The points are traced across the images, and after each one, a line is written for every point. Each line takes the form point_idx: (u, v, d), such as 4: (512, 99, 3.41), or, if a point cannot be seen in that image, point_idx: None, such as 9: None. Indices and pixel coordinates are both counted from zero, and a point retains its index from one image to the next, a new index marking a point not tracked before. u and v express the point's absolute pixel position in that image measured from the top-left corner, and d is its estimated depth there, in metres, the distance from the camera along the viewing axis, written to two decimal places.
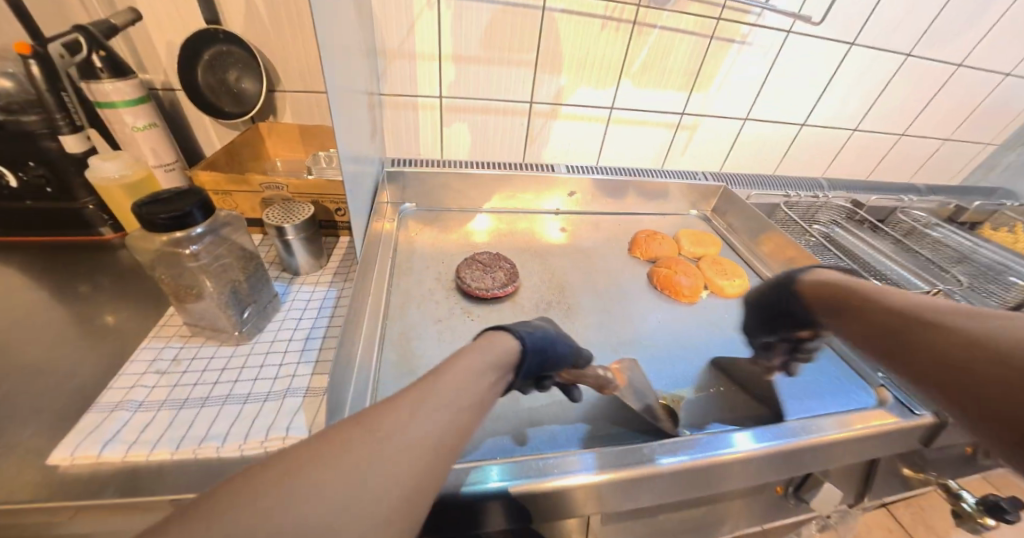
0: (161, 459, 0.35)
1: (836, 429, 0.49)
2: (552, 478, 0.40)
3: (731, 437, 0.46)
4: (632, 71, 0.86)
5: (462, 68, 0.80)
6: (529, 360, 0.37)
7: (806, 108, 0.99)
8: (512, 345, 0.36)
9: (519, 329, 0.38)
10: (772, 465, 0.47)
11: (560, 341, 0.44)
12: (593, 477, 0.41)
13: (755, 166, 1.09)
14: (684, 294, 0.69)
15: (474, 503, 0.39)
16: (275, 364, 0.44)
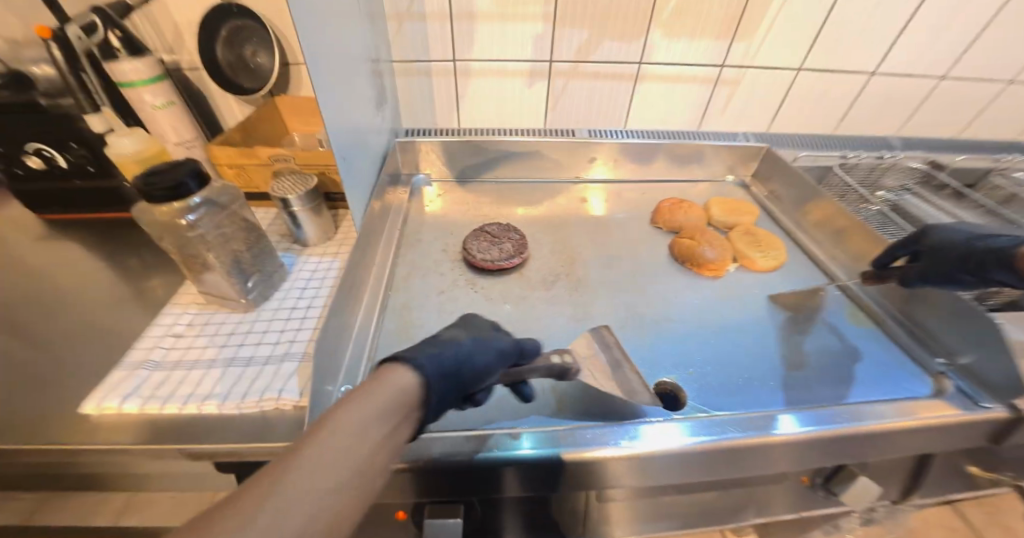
0: (170, 414, 0.38)
1: (881, 420, 0.43)
2: (581, 448, 0.39)
3: (776, 420, 0.43)
4: (664, 18, 0.77)
5: (474, 29, 0.75)
6: (434, 390, 0.30)
7: (880, 51, 0.84)
8: (404, 383, 0.28)
9: (416, 356, 0.31)
10: (805, 454, 0.43)
11: (478, 352, 0.37)
12: (625, 450, 0.40)
13: (812, 125, 0.96)
14: (709, 267, 0.64)
15: (496, 468, 0.39)
16: (277, 331, 0.46)
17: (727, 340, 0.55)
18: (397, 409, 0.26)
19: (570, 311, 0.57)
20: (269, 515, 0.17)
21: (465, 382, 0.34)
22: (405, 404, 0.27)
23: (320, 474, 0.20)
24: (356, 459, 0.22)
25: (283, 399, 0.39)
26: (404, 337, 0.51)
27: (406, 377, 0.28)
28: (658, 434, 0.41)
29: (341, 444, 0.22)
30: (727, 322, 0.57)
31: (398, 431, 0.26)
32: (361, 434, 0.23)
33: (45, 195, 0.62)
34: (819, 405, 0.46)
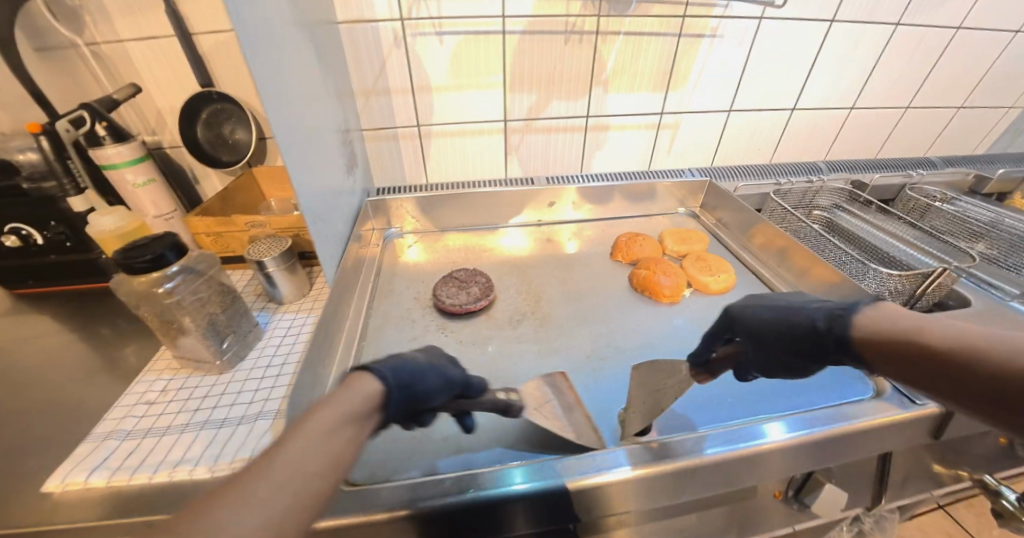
0: (139, 483, 0.38)
1: (850, 422, 0.46)
2: (586, 477, 0.41)
3: (764, 429, 0.46)
4: (603, 78, 0.87)
5: (434, 97, 0.84)
6: (396, 397, 0.31)
7: (794, 93, 0.96)
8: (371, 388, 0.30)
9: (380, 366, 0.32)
10: (798, 460, 0.46)
11: (433, 372, 0.38)
12: (627, 473, 0.41)
13: (749, 158, 1.06)
14: (664, 294, 0.68)
15: (502, 505, 0.40)
16: (253, 390, 0.47)
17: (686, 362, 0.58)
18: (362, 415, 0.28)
19: (537, 347, 0.59)
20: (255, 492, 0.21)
21: (409, 401, 0.33)
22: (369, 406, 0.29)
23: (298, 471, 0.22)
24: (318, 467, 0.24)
25: None
26: None
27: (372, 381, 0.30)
28: (654, 452, 0.43)
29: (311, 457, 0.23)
30: (686, 345, 0.61)
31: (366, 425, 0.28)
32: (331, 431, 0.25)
33: (20, 270, 0.64)
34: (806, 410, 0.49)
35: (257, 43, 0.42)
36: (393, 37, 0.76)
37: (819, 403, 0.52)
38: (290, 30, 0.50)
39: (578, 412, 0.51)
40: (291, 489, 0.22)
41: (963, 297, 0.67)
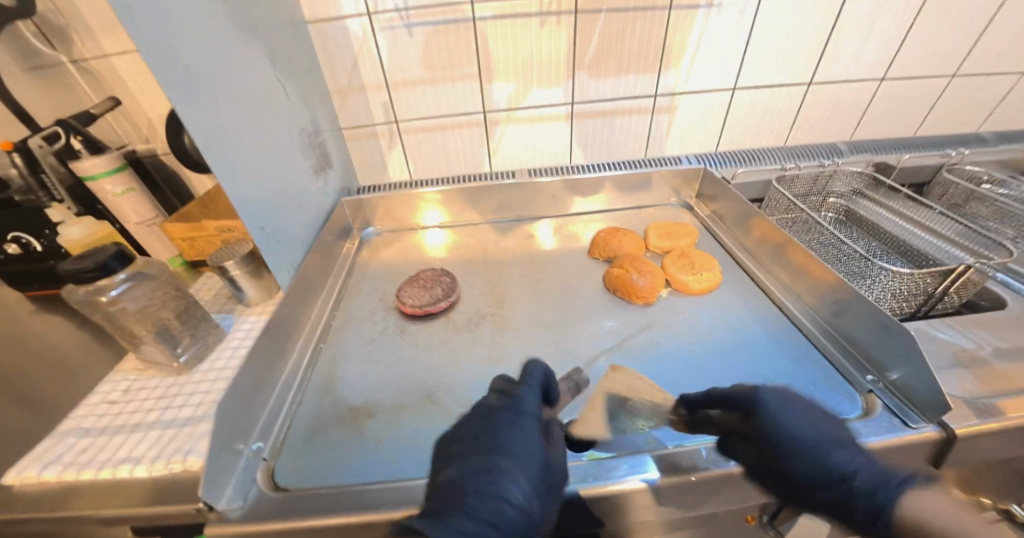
0: (86, 480, 0.41)
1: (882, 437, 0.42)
2: (608, 482, 0.40)
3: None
4: (586, 62, 0.82)
5: (409, 92, 0.82)
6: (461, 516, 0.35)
7: (810, 65, 0.85)
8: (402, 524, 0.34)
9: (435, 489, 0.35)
10: (827, 476, 0.42)
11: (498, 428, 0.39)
12: (650, 480, 0.40)
13: (759, 141, 0.96)
14: (638, 296, 0.64)
15: None
16: (202, 392, 0.49)
17: (649, 370, 0.54)
18: None
19: (492, 352, 0.57)
20: None
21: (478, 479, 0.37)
22: None
23: None
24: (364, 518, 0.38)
25: (188, 460, 0.41)
26: (326, 390, 0.53)
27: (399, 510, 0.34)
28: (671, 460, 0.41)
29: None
30: (654, 353, 0.56)
31: None
32: None
33: (25, 277, 0.67)
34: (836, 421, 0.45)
35: (188, 55, 0.42)
36: (361, 33, 0.74)
37: None
38: (232, 38, 0.51)
39: None
40: None
41: (998, 298, 0.58)
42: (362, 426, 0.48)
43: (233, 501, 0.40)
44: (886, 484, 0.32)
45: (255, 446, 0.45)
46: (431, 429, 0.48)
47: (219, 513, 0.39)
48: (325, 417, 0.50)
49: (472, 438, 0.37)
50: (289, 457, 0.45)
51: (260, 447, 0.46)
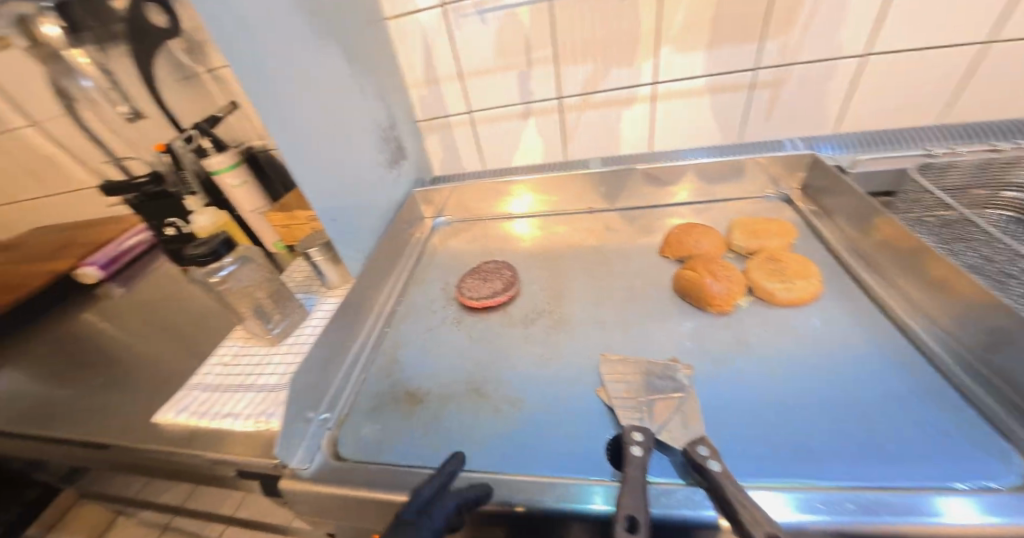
0: (202, 427, 0.50)
1: None
2: (678, 512, 0.36)
3: (939, 503, 0.34)
4: (672, 35, 0.73)
5: (482, 81, 0.81)
6: None
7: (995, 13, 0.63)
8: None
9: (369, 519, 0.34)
10: None
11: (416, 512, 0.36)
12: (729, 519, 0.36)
13: (903, 117, 0.76)
14: (714, 304, 0.56)
15: (562, 521, 0.38)
16: (287, 362, 0.56)
17: (718, 390, 0.48)
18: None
19: (543, 352, 0.55)
20: None
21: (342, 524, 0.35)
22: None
23: None
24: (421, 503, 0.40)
25: (270, 421, 0.48)
26: (385, 372, 0.57)
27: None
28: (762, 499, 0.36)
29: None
30: (728, 372, 0.49)
31: None
32: None
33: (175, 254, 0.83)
34: (983, 488, 0.35)
35: (265, 61, 0.47)
36: (437, 25, 0.75)
37: (920, 476, 0.37)
38: (310, 41, 0.55)
39: (565, 426, 0.46)
40: None
41: None
42: (412, 410, 0.51)
43: (302, 462, 0.46)
44: None
45: (322, 417, 0.51)
46: (474, 423, 0.48)
47: (291, 471, 0.45)
48: (382, 397, 0.53)
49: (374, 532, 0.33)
50: (349, 430, 0.50)
51: (326, 418, 0.51)
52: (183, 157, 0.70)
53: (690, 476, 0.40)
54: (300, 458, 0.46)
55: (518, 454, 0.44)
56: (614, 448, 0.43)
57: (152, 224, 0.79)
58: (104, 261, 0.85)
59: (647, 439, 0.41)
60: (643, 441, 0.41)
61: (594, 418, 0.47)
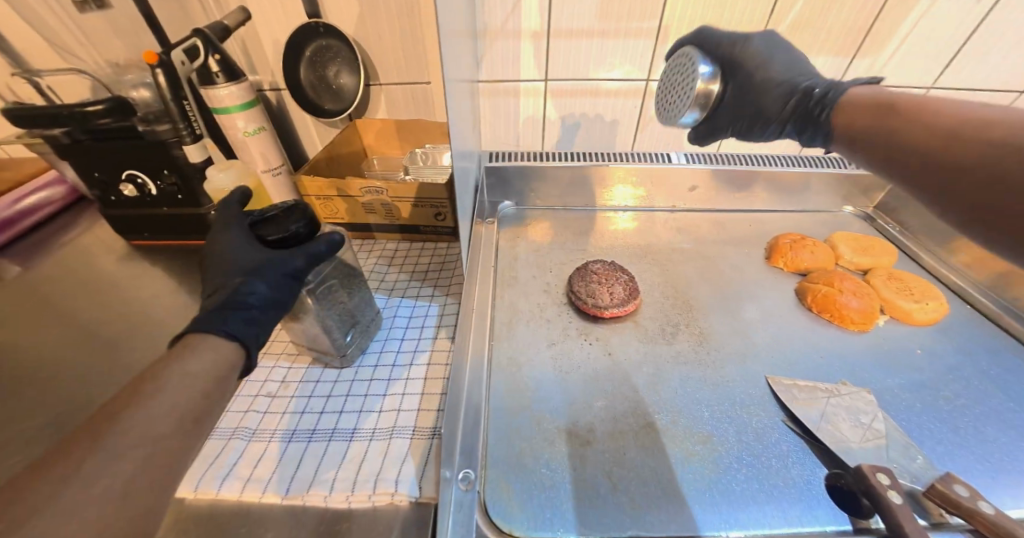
0: (270, 503, 0.35)
1: None
2: None
3: None
4: (779, 32, 0.68)
5: (570, 44, 0.69)
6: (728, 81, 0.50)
7: None
8: (218, 346, 0.31)
9: (726, 88, 0.50)
10: None
11: (751, 89, 0.48)
12: None
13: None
14: (852, 321, 0.53)
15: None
16: (378, 396, 0.43)
17: (909, 419, 0.44)
18: (181, 401, 0.27)
19: (699, 374, 0.48)
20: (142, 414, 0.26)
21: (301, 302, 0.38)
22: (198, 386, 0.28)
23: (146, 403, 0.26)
24: (940, 117, 0.34)
25: (397, 493, 0.35)
26: (517, 398, 0.44)
27: (215, 341, 0.31)
28: None
29: (192, 383, 0.28)
30: (904, 397, 0.46)
31: (218, 383, 0.29)
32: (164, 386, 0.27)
33: (136, 222, 0.61)
34: None
35: None
36: None
37: None
38: None
39: (773, 470, 0.40)
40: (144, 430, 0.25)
41: None
42: (581, 454, 0.40)
43: None
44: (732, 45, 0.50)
45: (463, 474, 0.36)
46: (663, 468, 0.39)
47: None
48: (534, 440, 0.40)
49: (741, 94, 0.49)
50: (504, 487, 0.37)
51: (469, 475, 0.36)
52: (182, 79, 0.50)
53: (930, 516, 0.35)
54: (705, 71, 0.47)
55: (741, 517, 0.36)
56: (794, 90, 0.46)
57: (91, 177, 0.56)
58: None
59: (891, 475, 0.36)
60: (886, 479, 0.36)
61: (795, 455, 0.41)
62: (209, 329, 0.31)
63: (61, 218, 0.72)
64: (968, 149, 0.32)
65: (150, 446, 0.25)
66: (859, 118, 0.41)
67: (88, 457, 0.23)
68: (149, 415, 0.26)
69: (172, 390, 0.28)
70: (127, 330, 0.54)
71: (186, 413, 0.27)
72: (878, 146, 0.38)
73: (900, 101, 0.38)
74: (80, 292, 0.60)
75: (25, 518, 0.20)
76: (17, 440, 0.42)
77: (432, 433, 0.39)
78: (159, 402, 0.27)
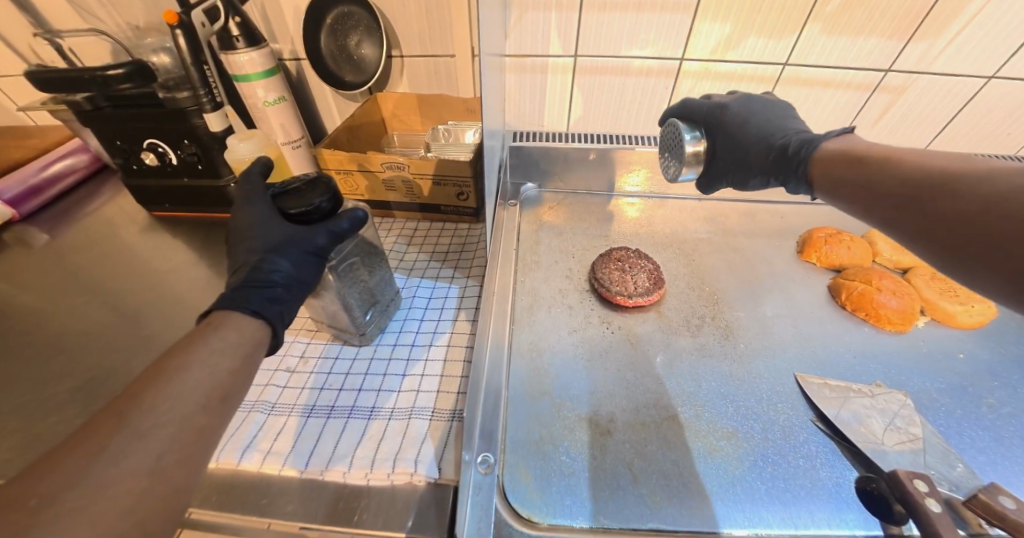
0: (290, 476, 0.35)
1: None
2: None
3: None
4: (827, 12, 0.62)
5: (601, 18, 0.65)
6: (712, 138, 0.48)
7: None
8: (245, 324, 0.31)
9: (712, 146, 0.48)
10: None
11: (736, 144, 0.46)
12: None
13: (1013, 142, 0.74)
14: (888, 322, 0.50)
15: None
16: (397, 375, 0.42)
17: (947, 424, 0.42)
18: (207, 377, 0.27)
19: (724, 367, 0.47)
20: (170, 393, 0.25)
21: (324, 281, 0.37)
22: (227, 365, 0.28)
23: (172, 380, 0.26)
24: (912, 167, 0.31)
25: (416, 473, 0.34)
26: (536, 385, 0.43)
27: (242, 321, 0.30)
28: None
29: (216, 362, 0.28)
30: (942, 402, 0.43)
31: (244, 363, 0.29)
32: (189, 363, 0.27)
33: (157, 193, 0.61)
34: None
35: None
36: None
37: None
38: None
39: (800, 470, 0.38)
40: (169, 406, 0.25)
41: None
42: (601, 445, 0.39)
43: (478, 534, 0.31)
44: (711, 106, 0.48)
45: (482, 458, 0.35)
46: (686, 463, 0.38)
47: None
48: (553, 426, 0.40)
49: (727, 151, 0.47)
50: (523, 472, 0.36)
51: (488, 459, 0.36)
52: (202, 41, 0.48)
53: (969, 526, 0.33)
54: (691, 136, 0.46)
55: (766, 519, 0.35)
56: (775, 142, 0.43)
57: (113, 145, 0.56)
58: (19, 194, 0.64)
59: (932, 485, 0.34)
60: (925, 489, 0.34)
61: (824, 456, 0.40)
62: (235, 306, 0.31)
63: (86, 186, 0.72)
64: (954, 200, 0.27)
65: (176, 424, 0.25)
66: (831, 167, 0.37)
67: (117, 433, 0.23)
68: (174, 393, 0.25)
69: (196, 367, 0.27)
70: (150, 301, 0.54)
71: (212, 392, 0.27)
72: (859, 196, 0.34)
73: (871, 153, 0.34)
74: (105, 260, 0.60)
75: (59, 491, 0.20)
76: (49, 402, 0.43)
77: (452, 416, 0.39)
78: (185, 380, 0.26)
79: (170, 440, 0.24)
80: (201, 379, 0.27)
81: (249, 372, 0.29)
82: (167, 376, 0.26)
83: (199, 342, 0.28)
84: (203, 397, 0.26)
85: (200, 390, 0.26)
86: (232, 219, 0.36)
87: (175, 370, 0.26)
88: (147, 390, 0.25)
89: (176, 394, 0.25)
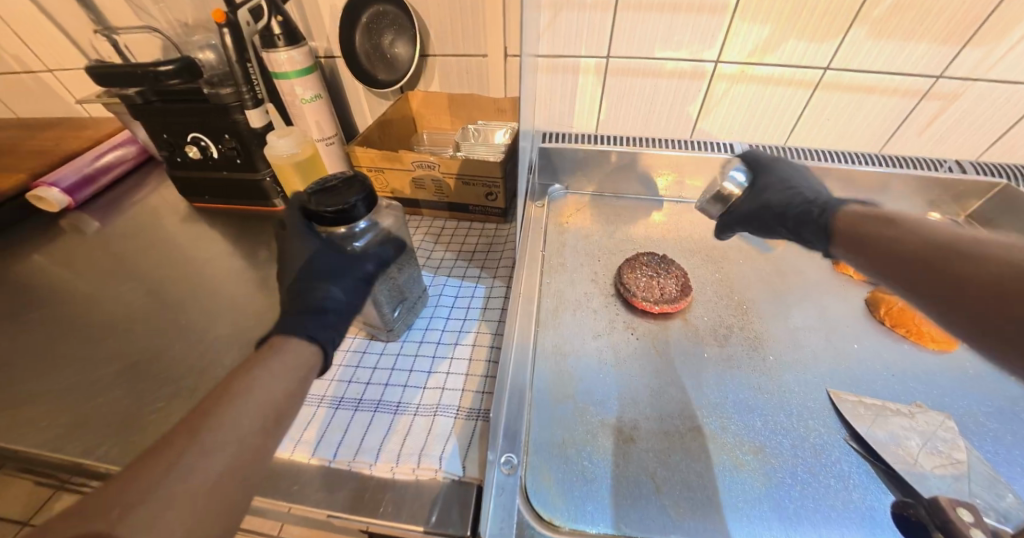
0: (319, 465, 0.36)
1: None
2: None
3: None
4: (874, 16, 0.60)
5: (635, 20, 0.64)
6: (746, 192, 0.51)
7: None
8: (300, 349, 0.32)
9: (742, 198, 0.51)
10: None
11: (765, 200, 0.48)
12: None
13: None
14: (931, 339, 0.48)
15: None
16: (424, 372, 0.43)
17: (995, 451, 0.39)
18: (263, 399, 0.28)
19: (753, 379, 0.46)
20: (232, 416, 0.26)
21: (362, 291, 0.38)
22: (282, 390, 0.29)
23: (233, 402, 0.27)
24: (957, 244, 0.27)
25: (440, 469, 0.35)
26: (560, 388, 0.43)
27: (297, 346, 0.31)
28: None
29: (273, 386, 0.29)
30: (990, 427, 0.41)
31: (297, 386, 0.30)
32: (249, 387, 0.28)
33: (198, 184, 0.64)
34: None
35: None
36: None
37: None
38: None
39: (831, 491, 0.37)
40: (229, 427, 0.26)
41: None
42: (624, 452, 0.38)
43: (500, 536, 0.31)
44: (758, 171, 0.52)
45: (506, 459, 0.36)
46: (711, 475, 0.37)
47: None
48: (577, 431, 0.39)
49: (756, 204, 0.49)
50: (546, 474, 0.36)
51: (512, 460, 0.36)
52: (246, 39, 0.50)
53: None
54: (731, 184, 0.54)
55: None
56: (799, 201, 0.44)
57: (159, 138, 0.58)
58: (75, 182, 0.67)
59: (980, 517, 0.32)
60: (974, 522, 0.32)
61: (858, 478, 0.38)
62: (290, 328, 0.32)
63: (133, 176, 0.76)
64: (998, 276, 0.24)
65: (235, 445, 0.25)
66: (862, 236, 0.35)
67: (187, 449, 0.24)
68: (234, 414, 0.26)
69: (255, 389, 0.28)
70: (190, 289, 0.56)
71: (268, 414, 0.28)
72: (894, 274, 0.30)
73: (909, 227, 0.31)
74: (149, 247, 0.63)
75: (136, 503, 0.22)
76: (98, 381, 0.45)
77: (477, 415, 0.39)
78: (246, 402, 0.27)
79: (226, 453, 0.25)
80: (256, 401, 0.27)
81: (302, 394, 0.30)
82: (229, 397, 0.27)
83: (258, 366, 0.29)
84: (259, 416, 0.27)
85: (257, 413, 0.27)
86: (285, 250, 0.38)
87: (235, 393, 0.27)
88: (211, 411, 0.26)
89: (237, 418, 0.26)
